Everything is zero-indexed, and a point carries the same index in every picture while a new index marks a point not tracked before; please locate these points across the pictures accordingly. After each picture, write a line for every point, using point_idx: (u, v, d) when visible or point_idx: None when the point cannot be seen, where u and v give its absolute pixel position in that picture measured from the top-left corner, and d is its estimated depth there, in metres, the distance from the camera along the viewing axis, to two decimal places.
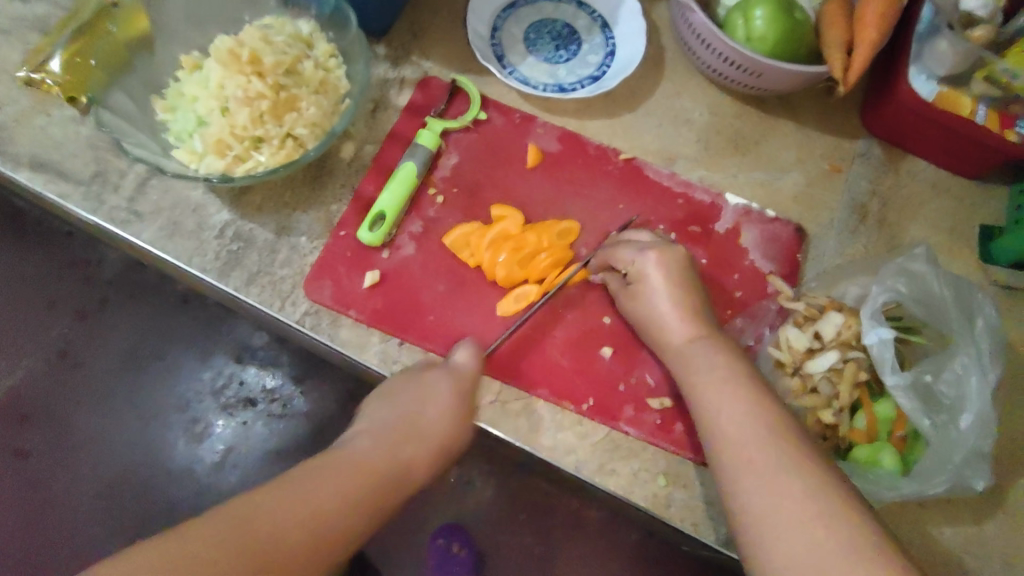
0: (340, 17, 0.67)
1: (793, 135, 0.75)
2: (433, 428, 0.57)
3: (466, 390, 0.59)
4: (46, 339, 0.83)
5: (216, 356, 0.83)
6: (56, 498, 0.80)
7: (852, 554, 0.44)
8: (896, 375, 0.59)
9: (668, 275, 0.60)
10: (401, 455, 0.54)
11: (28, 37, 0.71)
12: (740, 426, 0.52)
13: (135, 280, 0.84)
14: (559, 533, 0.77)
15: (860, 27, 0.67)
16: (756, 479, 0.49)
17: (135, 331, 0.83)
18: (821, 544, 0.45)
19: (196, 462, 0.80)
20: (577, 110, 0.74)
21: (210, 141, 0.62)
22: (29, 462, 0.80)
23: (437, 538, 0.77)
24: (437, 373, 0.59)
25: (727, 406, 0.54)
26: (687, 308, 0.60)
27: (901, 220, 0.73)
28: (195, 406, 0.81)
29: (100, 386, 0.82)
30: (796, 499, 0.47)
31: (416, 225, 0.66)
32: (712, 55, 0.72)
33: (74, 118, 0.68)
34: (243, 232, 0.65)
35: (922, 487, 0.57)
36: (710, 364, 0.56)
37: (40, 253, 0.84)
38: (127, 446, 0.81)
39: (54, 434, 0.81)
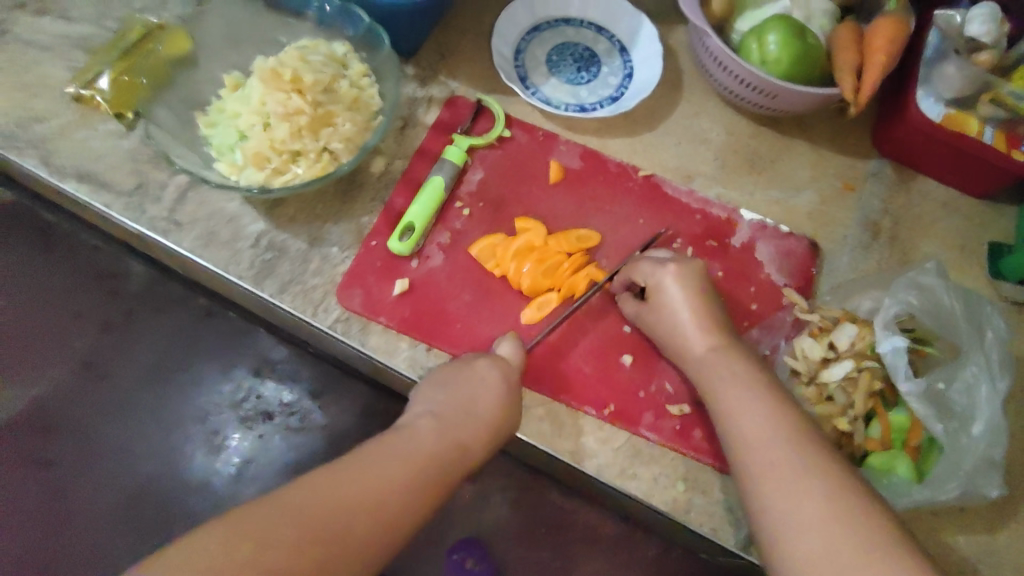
0: (373, 37, 0.70)
1: (806, 155, 0.78)
2: (483, 414, 0.58)
3: (512, 380, 0.61)
4: (71, 349, 0.84)
5: (236, 368, 0.84)
6: (76, 507, 0.80)
7: (864, 555, 0.46)
8: (910, 382, 0.60)
9: (686, 287, 0.63)
10: (453, 437, 0.57)
11: (74, 54, 0.74)
12: (757, 430, 0.54)
13: (160, 293, 0.87)
14: (578, 547, 0.77)
15: (868, 52, 0.70)
16: (772, 484, 0.51)
17: (158, 345, 0.85)
18: (834, 548, 0.47)
19: (214, 474, 0.81)
20: (597, 129, 0.77)
21: (249, 154, 0.64)
22: (53, 471, 0.81)
23: (454, 551, 0.77)
24: (488, 363, 0.61)
25: (746, 411, 0.56)
26: (704, 321, 0.62)
27: (913, 237, 0.75)
28: (214, 417, 0.83)
29: (126, 395, 0.83)
30: (812, 503, 0.49)
31: (444, 237, 0.69)
32: (728, 76, 0.75)
33: (117, 132, 0.71)
34: (277, 242, 0.68)
35: (934, 493, 0.59)
36: (728, 372, 0.58)
37: (66, 266, 0.86)
38: (146, 457, 0.82)
39: (77, 444, 0.82)
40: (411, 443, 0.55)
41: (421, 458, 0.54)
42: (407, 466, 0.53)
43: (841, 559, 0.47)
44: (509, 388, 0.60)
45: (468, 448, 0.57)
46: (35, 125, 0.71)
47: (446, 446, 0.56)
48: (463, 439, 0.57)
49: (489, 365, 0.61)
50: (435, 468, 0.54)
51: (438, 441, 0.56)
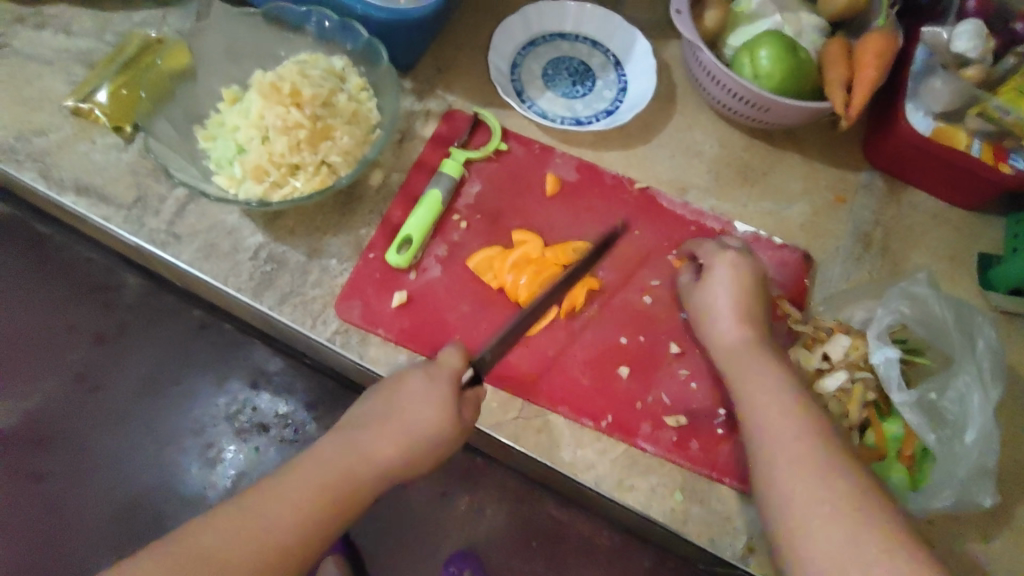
0: (371, 52, 0.71)
1: (798, 167, 0.79)
2: (409, 423, 0.57)
3: (444, 382, 0.58)
4: (65, 363, 0.87)
5: (231, 380, 0.88)
6: (71, 518, 0.84)
7: (860, 524, 0.48)
8: (902, 392, 0.62)
9: (737, 273, 0.65)
10: (365, 452, 0.56)
11: (73, 69, 0.75)
12: (778, 404, 0.56)
13: (154, 305, 0.88)
14: (571, 557, 0.85)
15: (858, 66, 0.71)
16: (782, 452, 0.53)
17: (150, 360, 0.87)
18: (832, 517, 0.49)
19: (209, 487, 0.85)
20: (593, 142, 0.78)
21: (249, 167, 0.65)
22: (48, 483, 0.85)
23: (449, 563, 0.85)
24: (417, 371, 0.59)
25: (773, 387, 0.58)
26: (743, 304, 0.64)
27: (903, 248, 0.76)
28: (209, 430, 0.86)
29: (119, 408, 0.86)
30: (817, 473, 0.51)
31: (442, 249, 0.70)
32: (720, 90, 0.76)
33: (116, 146, 0.72)
34: (276, 254, 0.68)
35: (929, 501, 0.60)
36: (762, 352, 0.61)
37: (58, 279, 0.88)
38: (141, 469, 0.85)
39: (71, 458, 0.85)
40: (318, 464, 0.55)
41: (325, 476, 0.54)
42: (314, 488, 0.53)
43: (840, 525, 0.49)
44: (442, 390, 0.58)
45: (393, 459, 0.56)
46: (34, 138, 0.71)
47: (358, 462, 0.55)
48: (377, 453, 0.56)
49: (413, 372, 0.59)
50: (349, 484, 0.54)
51: (349, 458, 0.55)
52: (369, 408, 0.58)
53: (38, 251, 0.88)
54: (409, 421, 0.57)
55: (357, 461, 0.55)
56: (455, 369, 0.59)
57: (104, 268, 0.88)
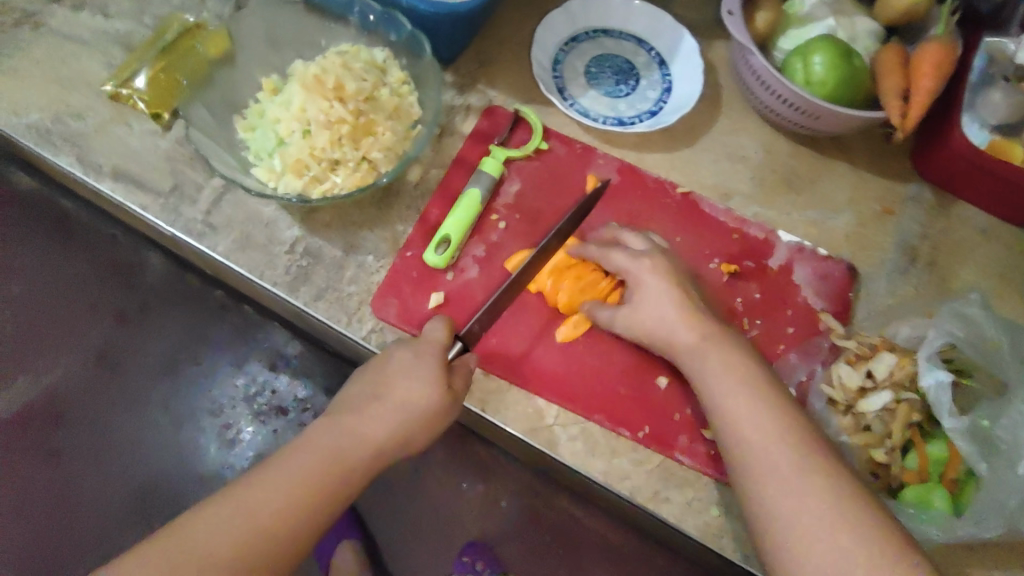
0: (414, 44, 0.70)
1: (845, 176, 0.77)
2: (406, 400, 0.58)
3: (429, 356, 0.60)
4: (86, 342, 0.89)
5: (249, 363, 0.92)
6: (88, 496, 0.87)
7: (856, 546, 0.49)
8: (953, 417, 0.60)
9: (663, 280, 0.63)
10: (358, 431, 0.57)
11: (111, 51, 0.74)
12: (751, 415, 0.56)
13: (176, 288, 0.91)
14: (585, 552, 0.87)
15: (915, 75, 0.69)
16: (767, 469, 0.53)
17: (171, 340, 0.91)
18: (828, 542, 0.49)
19: (226, 466, 0.89)
20: (635, 143, 0.76)
21: (289, 161, 0.64)
22: (64, 460, 0.87)
23: (462, 555, 0.88)
24: (402, 348, 0.61)
25: (739, 395, 0.57)
26: (683, 297, 0.62)
27: (951, 263, 0.74)
28: (228, 411, 0.90)
29: (136, 388, 0.89)
30: (804, 490, 0.52)
31: (480, 249, 0.69)
32: (769, 93, 0.74)
33: (153, 132, 0.71)
34: (313, 249, 0.67)
35: (976, 529, 0.58)
36: (716, 352, 0.59)
37: (84, 257, 0.91)
38: (158, 448, 0.88)
39: (87, 435, 0.88)
40: (311, 445, 0.56)
41: (327, 456, 0.55)
42: (317, 467, 0.55)
43: (835, 547, 0.49)
44: (430, 364, 0.59)
45: (389, 439, 0.58)
46: (72, 121, 0.71)
47: (351, 442, 0.57)
48: (372, 432, 0.58)
49: (398, 349, 0.61)
50: (348, 464, 0.56)
51: (341, 438, 0.57)
52: (360, 390, 0.60)
53: (63, 228, 0.91)
54: (404, 400, 0.58)
55: (356, 442, 0.57)
56: (440, 341, 0.61)
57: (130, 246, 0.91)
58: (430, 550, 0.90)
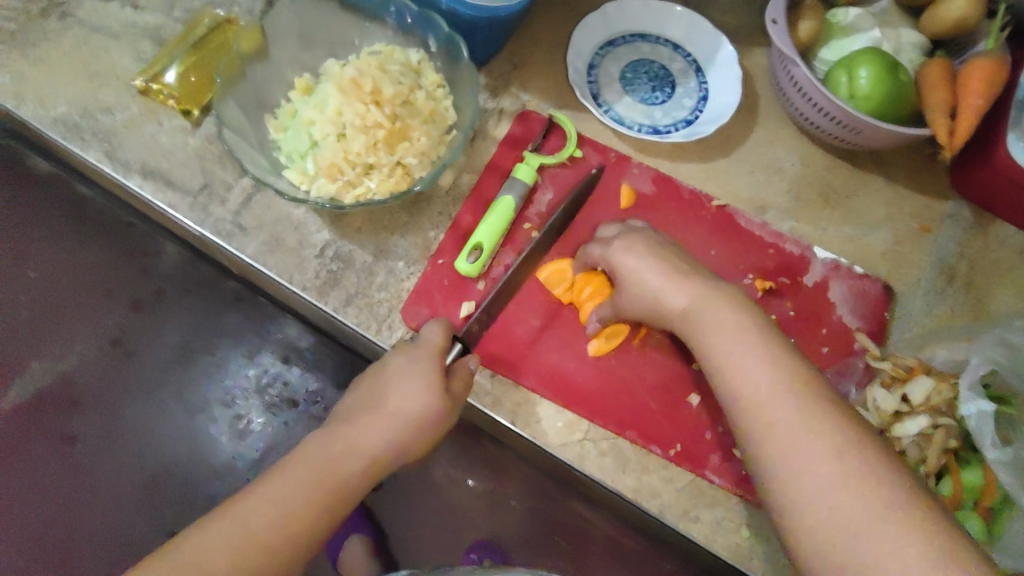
0: (451, 48, 0.68)
1: (883, 191, 0.76)
2: (403, 407, 0.58)
3: (423, 359, 0.59)
4: (101, 326, 0.89)
5: (262, 354, 0.92)
6: (98, 485, 0.87)
7: (891, 535, 0.45)
8: (995, 449, 0.59)
9: (642, 250, 0.62)
10: (353, 439, 0.58)
11: (141, 45, 0.72)
12: (762, 394, 0.52)
13: (190, 275, 0.91)
14: (596, 555, 0.87)
15: (963, 92, 0.68)
16: (784, 452, 0.50)
17: (184, 327, 0.91)
18: (860, 533, 0.46)
19: (238, 456, 0.90)
20: (670, 152, 0.75)
21: (323, 164, 0.63)
22: (77, 448, 0.88)
23: (471, 551, 0.88)
24: (398, 353, 0.60)
25: (748, 374, 0.53)
26: (672, 273, 0.60)
27: (988, 284, 0.73)
28: (240, 402, 0.91)
29: (151, 376, 0.90)
30: (827, 474, 0.48)
31: (512, 259, 0.68)
32: (809, 105, 0.72)
33: (183, 129, 0.70)
34: (343, 253, 0.67)
35: (1017, 562, 0.57)
36: (716, 326, 0.56)
37: (102, 241, 0.90)
38: (170, 438, 0.89)
39: (102, 421, 0.89)
40: (304, 457, 0.56)
41: (327, 465, 0.56)
42: (316, 476, 0.56)
43: (867, 536, 0.46)
44: (423, 369, 0.59)
45: (387, 445, 0.58)
46: (101, 116, 0.70)
47: (344, 451, 0.57)
48: (369, 439, 0.58)
49: (392, 355, 0.60)
50: (346, 471, 0.57)
51: (334, 448, 0.57)
52: (356, 399, 0.61)
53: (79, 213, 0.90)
54: (399, 406, 0.58)
55: (355, 449, 0.58)
56: (437, 344, 0.60)
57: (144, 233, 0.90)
58: (440, 550, 0.90)
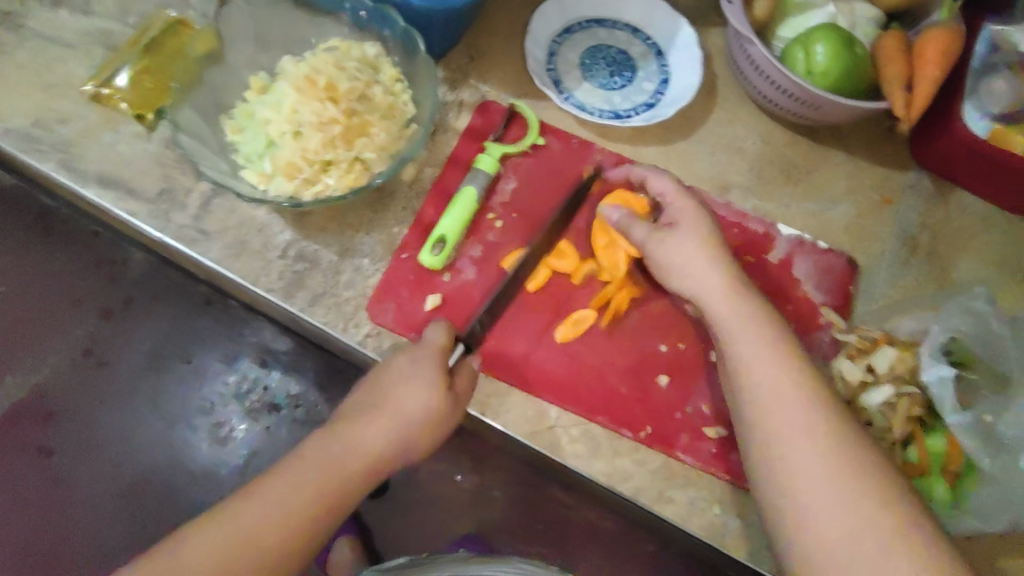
0: (407, 42, 0.68)
1: (844, 166, 0.76)
2: (405, 410, 0.58)
3: (426, 362, 0.59)
4: (72, 338, 0.90)
5: (240, 359, 0.91)
6: (78, 497, 0.88)
7: (848, 491, 0.49)
8: (956, 413, 0.60)
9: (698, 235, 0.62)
10: (352, 441, 0.57)
11: (94, 52, 0.71)
12: (759, 352, 0.56)
13: (160, 281, 0.91)
14: (575, 540, 0.90)
15: (919, 63, 0.68)
16: (768, 404, 0.54)
17: (156, 334, 0.91)
18: (821, 489, 0.50)
19: (220, 464, 0.90)
20: (631, 136, 0.75)
21: (280, 163, 0.62)
22: (54, 460, 0.88)
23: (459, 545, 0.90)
24: (400, 355, 0.60)
25: (748, 334, 0.57)
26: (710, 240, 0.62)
27: (950, 253, 0.74)
28: (219, 409, 0.90)
29: (125, 385, 0.90)
30: (802, 432, 0.52)
31: (477, 250, 0.68)
32: (768, 83, 0.73)
33: (140, 135, 0.69)
34: (308, 253, 0.66)
35: (983, 524, 0.60)
36: (727, 290, 0.59)
37: (67, 251, 0.91)
38: (150, 447, 0.89)
39: (77, 431, 0.89)
40: (303, 458, 0.56)
41: (327, 469, 0.55)
42: (315, 479, 0.55)
43: (828, 489, 0.49)
44: (426, 370, 0.59)
45: (386, 449, 0.58)
46: (56, 126, 0.69)
47: (345, 453, 0.57)
48: (368, 443, 0.57)
49: (394, 357, 0.60)
50: (346, 476, 0.56)
51: (333, 450, 0.56)
52: (355, 401, 0.60)
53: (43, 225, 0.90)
54: (400, 408, 0.58)
55: (356, 454, 0.57)
56: (439, 345, 0.60)
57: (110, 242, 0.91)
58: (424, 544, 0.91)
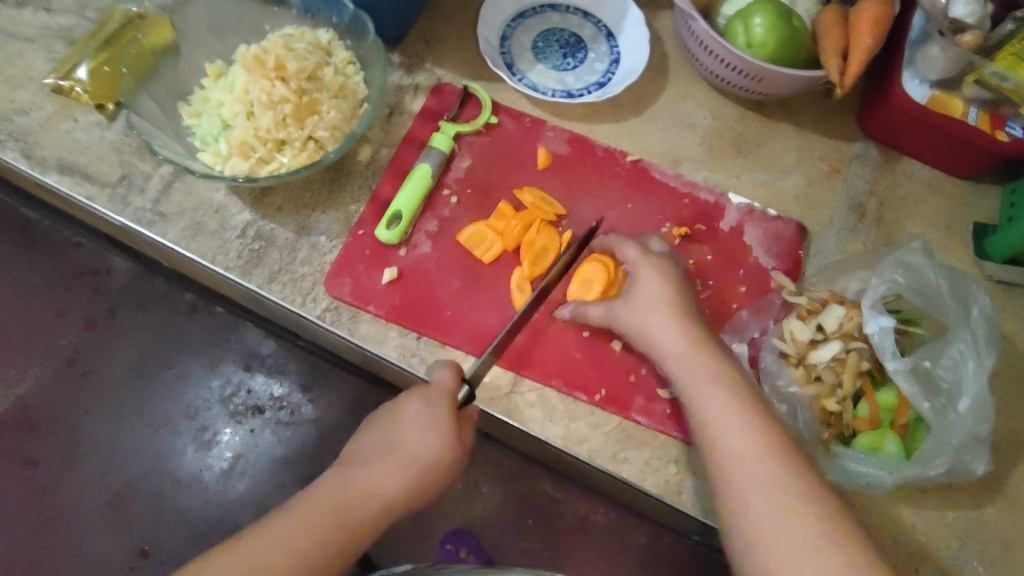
0: (357, 26, 0.70)
1: (793, 137, 0.78)
2: (416, 451, 0.56)
3: (441, 406, 0.57)
4: (57, 348, 0.95)
5: (224, 364, 0.95)
6: (66, 506, 0.91)
7: (814, 534, 0.48)
8: (896, 360, 0.61)
9: (663, 280, 0.62)
10: (369, 482, 0.54)
11: (54, 46, 0.73)
12: (738, 436, 0.53)
13: (144, 290, 0.97)
14: (569, 534, 0.92)
15: (854, 33, 0.70)
16: (746, 479, 0.51)
17: (140, 343, 0.95)
18: (786, 527, 0.49)
19: (204, 468, 0.92)
20: (584, 115, 0.77)
21: (234, 143, 0.64)
22: (37, 470, 0.92)
23: (446, 543, 0.91)
24: (410, 395, 0.58)
25: (729, 415, 0.54)
26: (679, 308, 0.61)
27: (898, 218, 0.75)
28: (204, 413, 0.93)
29: (109, 392, 0.94)
30: (785, 507, 0.49)
31: (432, 225, 0.69)
32: (713, 59, 0.74)
33: (99, 123, 0.71)
34: (265, 232, 0.68)
35: (924, 468, 0.60)
36: (707, 371, 0.57)
37: (49, 262, 0.98)
38: (135, 454, 0.92)
39: (65, 443, 0.93)
40: (320, 495, 0.53)
41: (340, 507, 0.52)
42: (325, 515, 0.51)
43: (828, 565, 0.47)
44: (440, 415, 0.56)
45: (402, 493, 0.54)
46: (16, 117, 0.70)
47: (357, 493, 0.53)
48: (383, 484, 0.54)
49: (409, 399, 0.57)
50: (360, 515, 0.52)
51: (348, 492, 0.53)
52: (368, 444, 0.58)
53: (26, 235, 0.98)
54: (410, 450, 0.56)
55: (369, 493, 0.54)
56: (450, 387, 0.58)
57: (93, 253, 0.98)
58: (408, 538, 0.92)
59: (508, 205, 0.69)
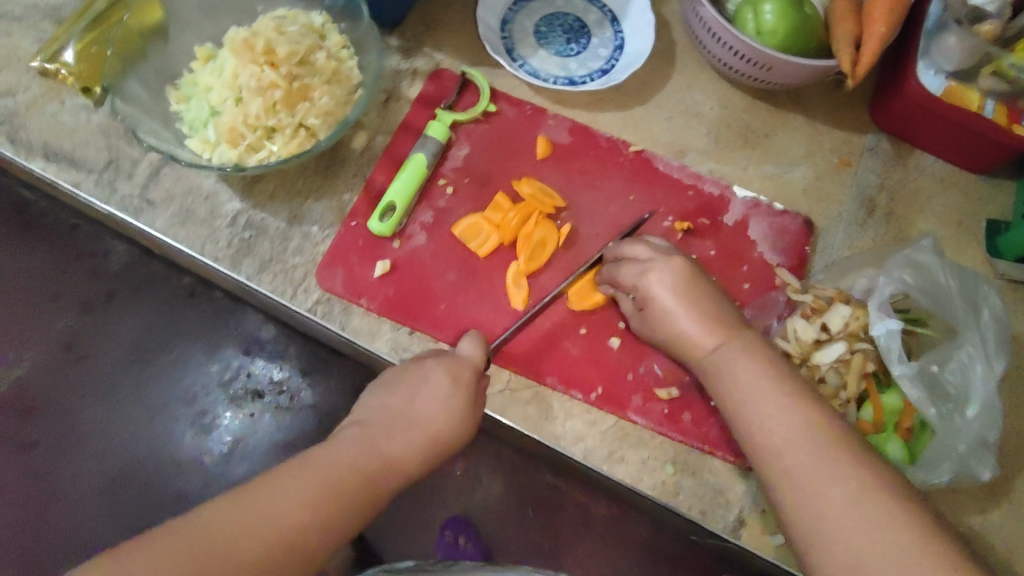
0: (352, 8, 0.67)
1: (802, 129, 0.76)
2: (429, 420, 0.56)
3: (463, 379, 0.58)
4: (52, 331, 0.93)
5: (223, 349, 0.93)
6: (62, 488, 0.88)
7: (882, 507, 0.46)
8: (902, 364, 0.59)
9: (677, 283, 0.59)
10: (382, 448, 0.54)
11: (41, 25, 0.71)
12: (789, 422, 0.51)
13: (141, 274, 0.95)
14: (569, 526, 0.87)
15: (867, 22, 0.67)
16: (804, 467, 0.49)
17: (140, 326, 0.93)
18: (845, 507, 0.47)
19: (203, 452, 0.90)
20: (587, 103, 0.75)
21: (223, 129, 0.62)
22: (33, 454, 0.89)
23: (444, 530, 0.87)
24: (434, 361, 0.58)
25: (777, 411, 0.52)
26: (704, 316, 0.57)
27: (909, 214, 0.73)
28: (203, 398, 0.91)
29: (105, 375, 0.92)
30: (842, 485, 0.48)
31: (427, 215, 0.67)
32: (721, 48, 0.72)
33: (86, 106, 0.69)
34: (255, 221, 0.66)
35: (928, 475, 0.58)
36: (748, 365, 0.54)
37: (45, 245, 0.95)
38: (132, 438, 0.90)
39: (59, 426, 0.90)
40: (329, 455, 0.52)
41: (349, 468, 0.51)
42: (334, 474, 0.50)
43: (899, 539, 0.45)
44: (460, 386, 0.57)
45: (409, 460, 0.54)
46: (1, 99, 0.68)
47: (366, 455, 0.53)
48: (395, 448, 0.54)
49: (432, 366, 0.57)
50: (369, 477, 0.52)
51: (362, 453, 0.53)
52: (377, 408, 0.57)
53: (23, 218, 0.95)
54: (425, 418, 0.56)
55: (378, 458, 0.53)
56: (476, 363, 0.59)
57: (90, 235, 0.96)
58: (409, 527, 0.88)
59: (504, 196, 0.68)
